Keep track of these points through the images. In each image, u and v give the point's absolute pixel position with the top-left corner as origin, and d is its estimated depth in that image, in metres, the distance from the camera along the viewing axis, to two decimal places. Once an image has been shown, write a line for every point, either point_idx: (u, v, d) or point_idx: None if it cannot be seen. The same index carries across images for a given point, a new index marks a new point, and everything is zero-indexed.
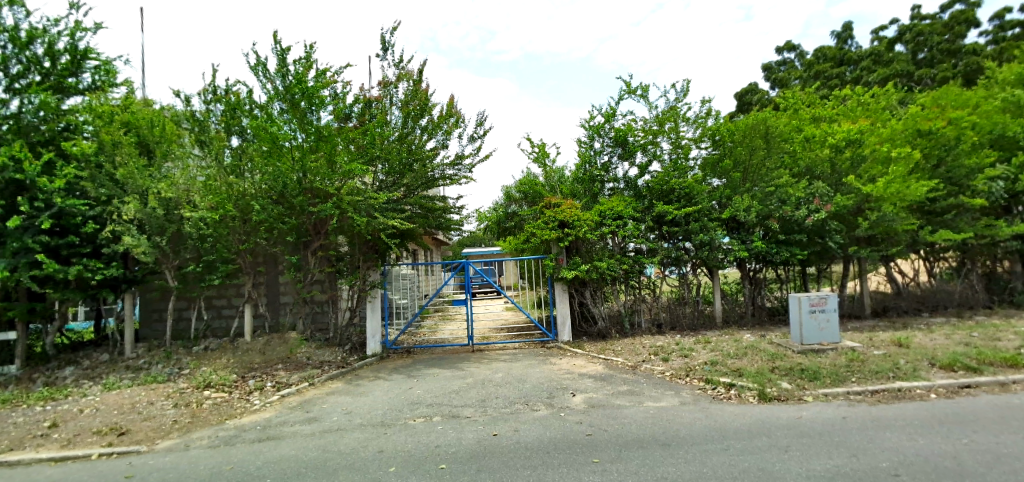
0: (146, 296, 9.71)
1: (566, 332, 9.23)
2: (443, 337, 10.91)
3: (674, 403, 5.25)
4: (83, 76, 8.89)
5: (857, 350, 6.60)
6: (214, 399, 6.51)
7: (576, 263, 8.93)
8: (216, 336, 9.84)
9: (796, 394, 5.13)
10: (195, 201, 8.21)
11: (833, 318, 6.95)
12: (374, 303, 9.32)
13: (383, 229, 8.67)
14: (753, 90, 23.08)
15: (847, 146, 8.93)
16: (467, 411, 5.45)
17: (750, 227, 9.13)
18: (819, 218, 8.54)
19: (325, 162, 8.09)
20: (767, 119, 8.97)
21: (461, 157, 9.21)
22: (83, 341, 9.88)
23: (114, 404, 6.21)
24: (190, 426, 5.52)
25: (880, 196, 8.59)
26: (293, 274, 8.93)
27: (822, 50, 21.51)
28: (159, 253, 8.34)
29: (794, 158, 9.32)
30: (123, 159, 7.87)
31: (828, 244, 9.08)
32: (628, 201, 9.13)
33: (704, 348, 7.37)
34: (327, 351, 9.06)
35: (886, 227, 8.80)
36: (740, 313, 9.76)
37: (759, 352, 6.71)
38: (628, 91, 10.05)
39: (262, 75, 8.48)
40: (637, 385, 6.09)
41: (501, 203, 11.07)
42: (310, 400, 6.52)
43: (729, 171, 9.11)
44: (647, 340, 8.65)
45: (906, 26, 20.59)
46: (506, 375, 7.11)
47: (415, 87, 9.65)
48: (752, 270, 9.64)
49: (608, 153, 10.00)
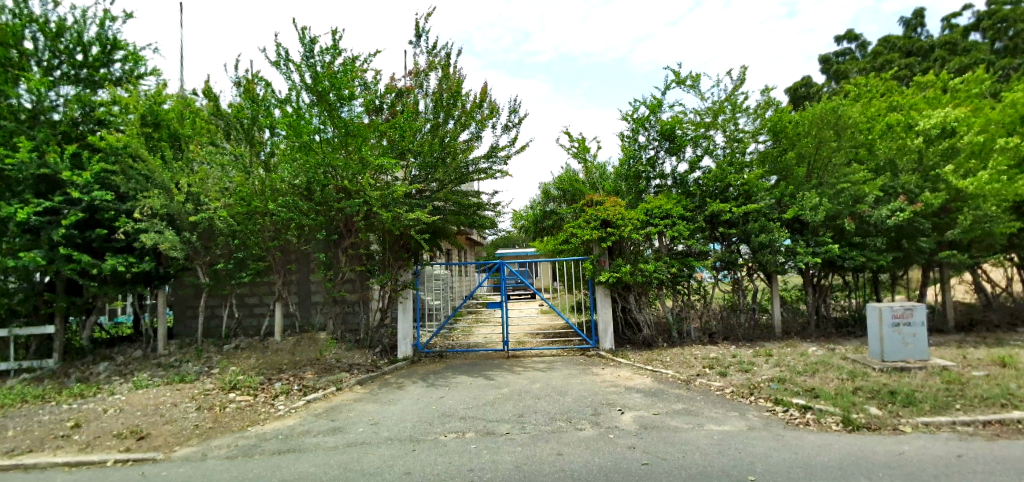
0: (181, 293, 9.62)
1: (607, 340, 8.59)
2: (476, 341, 10.43)
3: (741, 428, 4.56)
4: (113, 67, 8.89)
5: (952, 370, 5.70)
6: (239, 402, 6.23)
7: (618, 266, 8.34)
8: (247, 334, 9.62)
9: (890, 423, 4.35)
10: (223, 195, 8.25)
11: (921, 332, 6.06)
12: (406, 304, 8.92)
13: (412, 226, 8.25)
14: (807, 84, 21.62)
15: (939, 136, 7.70)
16: (503, 427, 4.91)
17: (817, 228, 8.12)
18: (902, 219, 7.48)
19: (356, 159, 7.82)
20: (839, 107, 7.94)
21: (496, 150, 8.68)
22: (121, 337, 9.90)
23: (139, 405, 6.01)
24: (211, 432, 5.23)
25: (976, 194, 7.37)
26: (323, 273, 8.66)
27: (889, 39, 19.74)
28: (190, 248, 8.48)
29: (870, 150, 8.18)
30: (143, 153, 7.79)
31: (914, 246, 7.93)
32: (677, 198, 8.49)
33: (767, 362, 6.57)
34: (357, 352, 8.69)
35: (984, 229, 7.55)
36: (803, 324, 8.71)
37: (834, 369, 5.90)
38: (677, 81, 9.35)
39: (287, 68, 8.20)
40: (694, 403, 5.42)
41: (538, 201, 10.70)
42: (336, 407, 6.14)
43: (793, 165, 8.14)
44: (698, 351, 7.90)
45: (987, 10, 18.56)
46: (545, 386, 6.53)
47: (445, 74, 8.96)
48: (816, 276, 8.61)
49: (653, 148, 9.33)
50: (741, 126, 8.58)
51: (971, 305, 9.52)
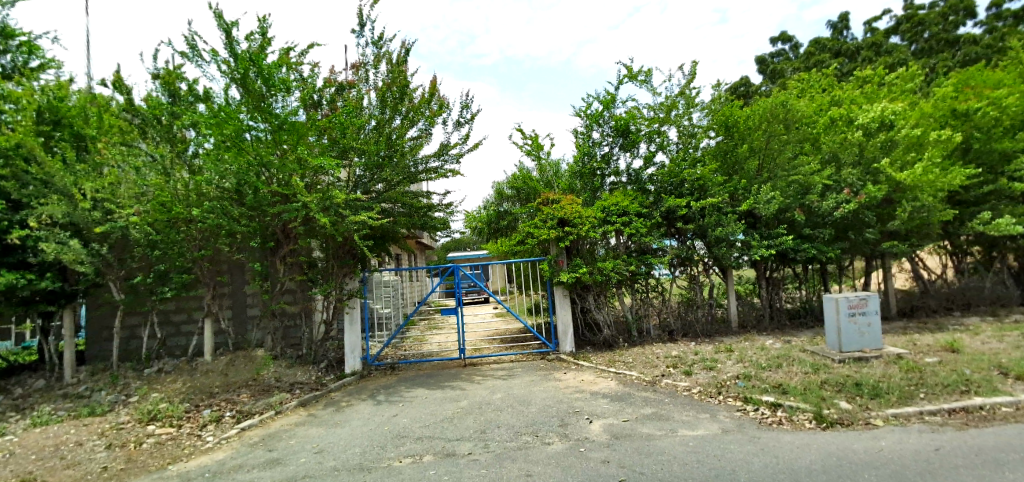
0: (91, 312, 8.48)
1: (567, 342, 8.31)
2: (430, 349, 9.87)
3: (716, 431, 4.35)
4: (2, 59, 8.06)
5: (906, 358, 5.80)
6: (159, 436, 5.42)
7: (576, 266, 8.08)
8: (172, 355, 8.59)
9: (861, 417, 4.27)
10: (139, 201, 7.18)
11: (874, 321, 6.16)
12: (352, 315, 8.32)
13: (357, 230, 7.62)
14: (746, 84, 22.49)
15: (878, 130, 7.97)
16: (465, 447, 4.47)
17: (769, 221, 8.22)
18: (848, 211, 7.67)
19: (292, 158, 7.11)
20: (785, 102, 8.11)
21: (447, 147, 8.20)
22: (18, 365, 8.60)
23: (31, 447, 5.08)
24: (121, 476, 4.45)
25: (913, 185, 7.68)
26: (259, 284, 7.86)
27: (818, 42, 20.85)
28: (101, 262, 7.38)
29: (814, 144, 8.38)
30: (37, 153, 6.72)
31: (859, 237, 8.16)
32: (633, 195, 8.35)
33: (729, 358, 6.48)
34: (300, 369, 7.94)
35: (921, 220, 7.87)
36: (758, 317, 8.80)
37: (796, 363, 5.87)
38: (629, 76, 9.25)
39: (208, 58, 7.35)
40: (664, 406, 5.19)
41: (491, 201, 10.33)
42: (275, 434, 5.46)
43: (745, 159, 8.20)
44: (660, 349, 7.76)
45: (903, 15, 19.98)
46: (507, 396, 6.13)
47: (390, 66, 8.39)
48: (768, 269, 8.71)
49: (608, 144, 9.19)
50: (693, 122, 8.57)
51: (910, 292, 10.00)
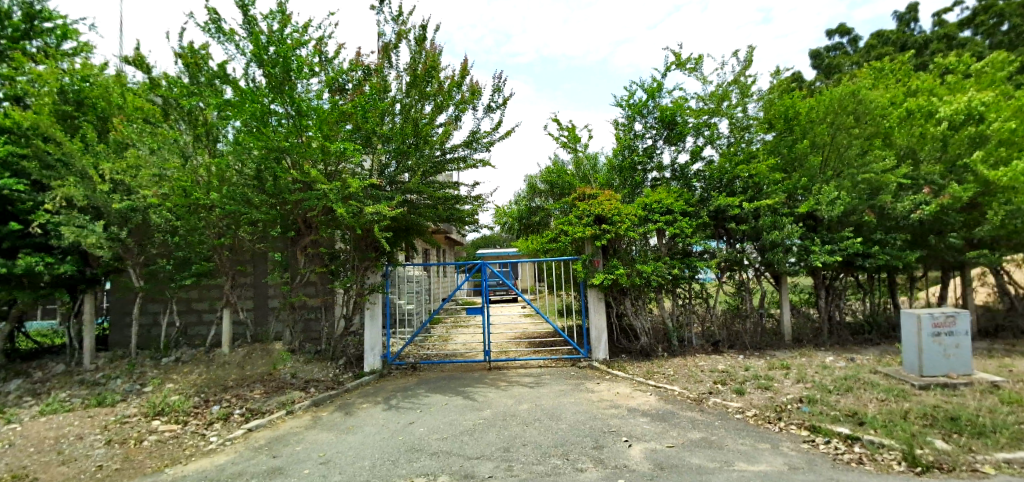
0: (115, 298, 8.41)
1: (601, 349, 7.69)
2: (454, 349, 9.40)
3: (781, 467, 3.67)
4: (36, 41, 8.17)
5: (1005, 387, 4.92)
6: (162, 433, 5.10)
7: (613, 266, 7.41)
8: (191, 345, 8.41)
9: (966, 461, 3.48)
10: (159, 184, 6.99)
11: (964, 342, 5.29)
12: (374, 310, 7.81)
13: (378, 221, 7.10)
14: (798, 80, 21.10)
15: (967, 123, 7.01)
16: (484, 468, 3.94)
17: (832, 224, 7.37)
18: (927, 214, 6.79)
19: (318, 147, 6.76)
20: (857, 91, 7.24)
21: (478, 135, 7.75)
22: (44, 348, 8.62)
23: (32, 438, 4.86)
24: (113, 476, 4.12)
25: (1008, 187, 6.72)
26: (278, 275, 7.56)
27: (881, 34, 19.29)
28: (120, 247, 7.32)
29: (887, 139, 7.49)
30: (58, 134, 6.66)
31: (941, 244, 7.24)
32: (678, 191, 7.65)
33: (787, 378, 5.73)
34: (317, 366, 7.59)
35: (1018, 227, 6.84)
36: (814, 330, 7.93)
37: (869, 388, 5.08)
38: (677, 63, 8.52)
39: (222, 37, 6.97)
40: (714, 432, 4.53)
41: (523, 196, 9.83)
42: (281, 438, 5.07)
43: (806, 155, 7.37)
44: (704, 362, 7.03)
45: (980, 5, 18.23)
46: (533, 407, 5.58)
47: (420, 49, 7.90)
48: (828, 277, 7.84)
49: (651, 137, 8.51)
50: (749, 113, 7.77)
51: (994, 309, 8.86)
